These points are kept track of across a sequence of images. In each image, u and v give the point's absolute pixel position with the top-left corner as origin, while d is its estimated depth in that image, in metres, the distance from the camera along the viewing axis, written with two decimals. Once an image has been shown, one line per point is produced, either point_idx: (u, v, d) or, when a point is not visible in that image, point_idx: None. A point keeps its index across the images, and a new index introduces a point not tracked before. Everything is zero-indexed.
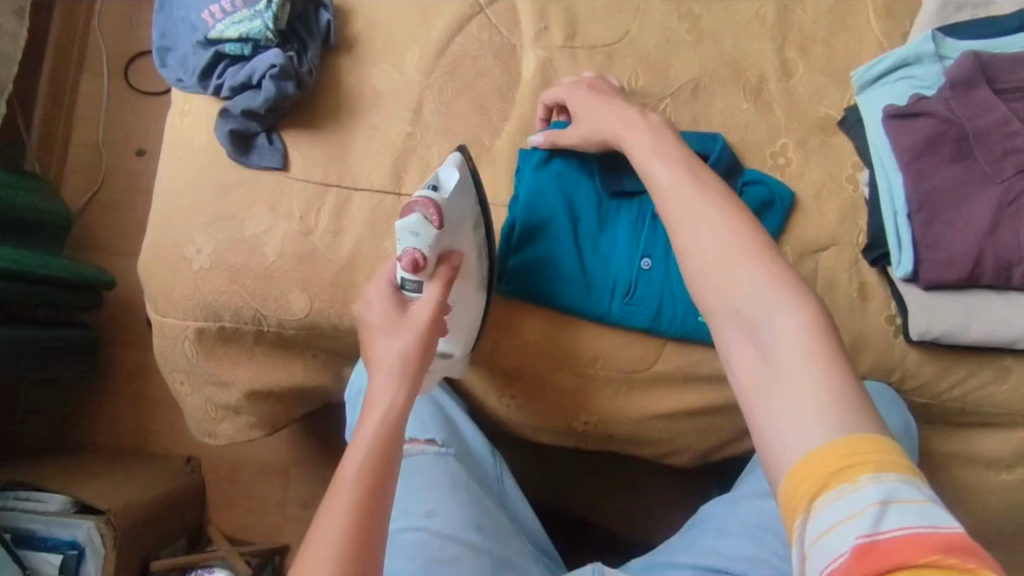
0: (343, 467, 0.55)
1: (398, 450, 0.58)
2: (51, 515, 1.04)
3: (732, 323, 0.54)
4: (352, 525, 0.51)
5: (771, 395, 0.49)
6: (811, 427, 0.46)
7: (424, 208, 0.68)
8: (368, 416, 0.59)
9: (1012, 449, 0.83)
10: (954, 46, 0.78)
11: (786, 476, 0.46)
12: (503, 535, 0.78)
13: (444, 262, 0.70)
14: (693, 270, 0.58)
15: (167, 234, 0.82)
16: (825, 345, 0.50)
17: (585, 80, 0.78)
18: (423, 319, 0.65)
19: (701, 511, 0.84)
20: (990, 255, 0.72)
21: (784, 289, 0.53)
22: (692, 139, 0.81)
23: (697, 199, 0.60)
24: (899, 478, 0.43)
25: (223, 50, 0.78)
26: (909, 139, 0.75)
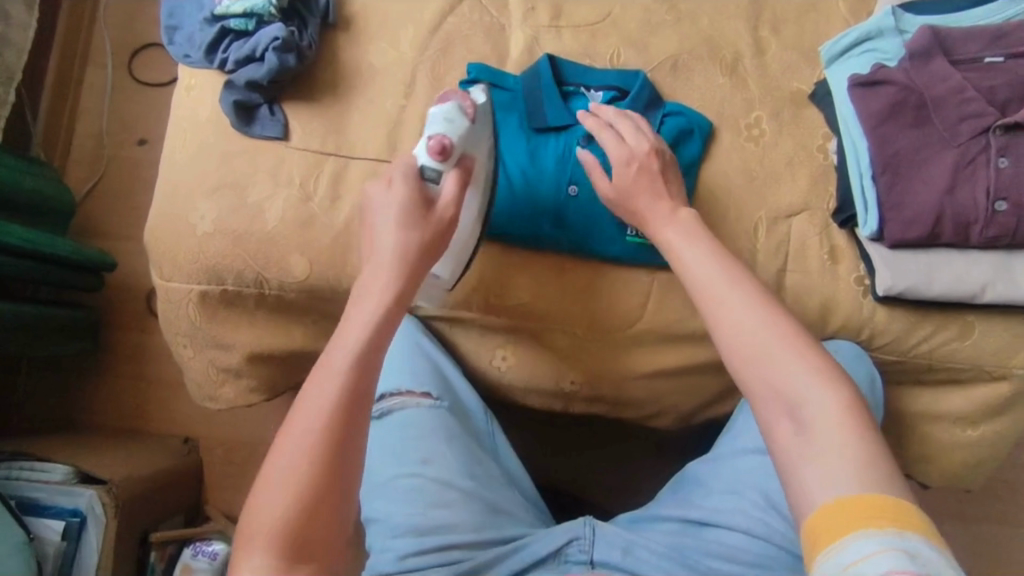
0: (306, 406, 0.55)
1: (366, 401, 0.57)
2: (54, 483, 1.07)
3: (776, 403, 0.54)
4: (309, 472, 0.53)
5: (808, 463, 0.51)
6: (846, 484, 0.49)
7: (461, 100, 0.77)
8: (333, 367, 0.58)
9: (976, 404, 0.87)
10: (912, 21, 0.83)
11: (812, 519, 0.49)
12: (495, 484, 0.83)
13: (465, 159, 0.74)
14: (735, 349, 0.57)
15: (172, 201, 0.86)
16: (855, 415, 0.53)
17: (638, 149, 0.74)
18: (444, 221, 0.70)
19: (685, 469, 0.88)
20: (949, 214, 0.77)
21: (818, 365, 0.55)
22: (615, 76, 0.87)
23: (735, 289, 0.60)
24: (925, 538, 0.46)
25: (228, 25, 0.83)
26: (872, 106, 0.80)
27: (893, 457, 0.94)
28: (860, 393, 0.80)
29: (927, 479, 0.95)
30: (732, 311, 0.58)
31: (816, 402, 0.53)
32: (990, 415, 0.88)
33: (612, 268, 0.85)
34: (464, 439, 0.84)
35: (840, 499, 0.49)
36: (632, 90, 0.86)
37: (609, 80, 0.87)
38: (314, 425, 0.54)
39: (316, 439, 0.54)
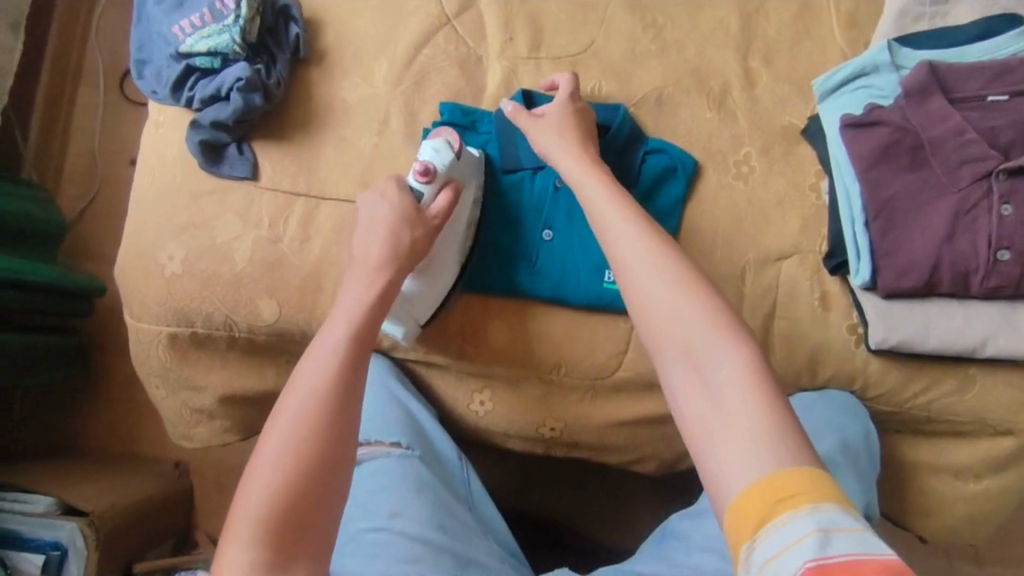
0: (282, 404, 0.59)
1: (343, 388, 0.60)
2: (35, 516, 1.06)
3: (685, 364, 0.54)
4: (283, 473, 0.54)
5: (711, 437, 0.50)
6: (754, 459, 0.47)
7: (452, 136, 0.77)
8: (308, 364, 0.62)
9: (978, 457, 0.82)
10: (910, 55, 0.78)
11: (728, 506, 0.47)
12: (469, 535, 0.77)
13: (452, 180, 0.77)
14: (647, 324, 0.57)
15: (141, 241, 0.84)
16: (762, 385, 0.51)
17: (389, 198, 0.74)
18: (408, 238, 0.72)
19: (667, 523, 0.84)
20: (947, 263, 0.72)
21: (725, 332, 0.54)
22: (595, 109, 0.83)
23: (650, 251, 0.60)
24: (836, 508, 0.44)
25: (193, 63, 0.81)
26: (865, 148, 0.75)
27: (891, 509, 0.89)
28: (856, 454, 0.76)
29: (925, 532, 0.90)
30: (644, 282, 0.58)
31: (722, 370, 0.52)
32: (993, 469, 0.83)
33: (591, 314, 0.82)
34: (436, 488, 0.80)
35: (753, 478, 0.46)
36: (612, 125, 0.82)
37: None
38: (281, 469, 0.54)
39: (293, 430, 0.56)
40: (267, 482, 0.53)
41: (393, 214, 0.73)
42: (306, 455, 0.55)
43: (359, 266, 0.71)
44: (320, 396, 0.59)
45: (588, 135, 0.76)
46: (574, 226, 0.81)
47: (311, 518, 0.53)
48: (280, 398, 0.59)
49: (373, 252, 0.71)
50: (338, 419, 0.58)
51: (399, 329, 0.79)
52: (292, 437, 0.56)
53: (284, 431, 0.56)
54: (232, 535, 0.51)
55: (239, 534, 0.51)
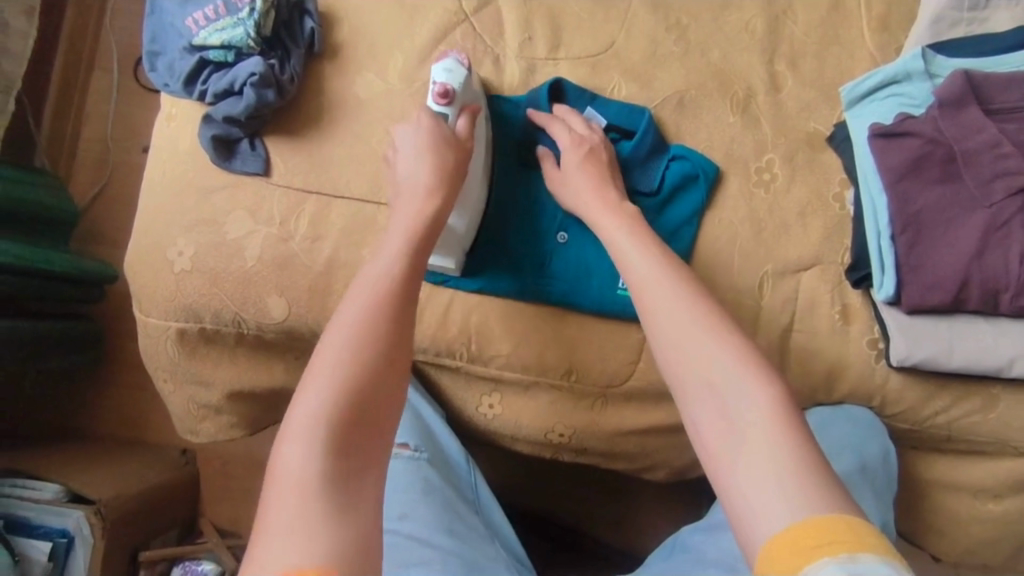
0: (340, 315, 0.57)
1: (400, 309, 0.59)
2: (43, 503, 1.07)
3: (705, 395, 0.53)
4: (343, 382, 0.52)
5: (736, 476, 0.48)
6: (784, 502, 0.45)
7: (457, 57, 0.76)
8: (363, 279, 0.60)
9: (999, 479, 0.80)
10: (945, 63, 0.75)
11: (760, 555, 0.44)
12: (477, 540, 0.75)
13: (467, 104, 0.76)
14: (665, 351, 0.56)
15: (151, 235, 0.83)
16: (788, 422, 0.50)
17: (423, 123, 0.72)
18: (450, 159, 0.70)
19: (676, 536, 0.82)
20: (975, 281, 0.70)
21: (750, 366, 0.53)
22: (618, 112, 0.82)
23: (667, 281, 0.59)
24: (873, 558, 0.41)
25: (207, 57, 0.79)
26: (895, 159, 0.73)
27: (905, 527, 0.87)
28: (868, 473, 0.74)
29: (940, 553, 0.88)
30: (665, 315, 0.57)
31: (744, 401, 0.51)
32: (1014, 491, 0.81)
33: (605, 321, 0.80)
34: (444, 491, 0.78)
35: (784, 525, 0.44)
36: (636, 132, 0.81)
37: (613, 117, 0.82)
38: (342, 375, 0.52)
39: (351, 341, 0.55)
40: (330, 385, 0.52)
41: (431, 134, 0.71)
42: (363, 363, 0.54)
43: (407, 191, 0.70)
44: (382, 305, 0.58)
45: (605, 164, 0.76)
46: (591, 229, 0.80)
47: (365, 427, 0.51)
48: (334, 313, 0.58)
49: (421, 167, 0.70)
50: (391, 333, 0.56)
51: (449, 260, 0.78)
52: (354, 343, 0.54)
53: (338, 342, 0.55)
54: (289, 436, 0.49)
55: (295, 437, 0.49)
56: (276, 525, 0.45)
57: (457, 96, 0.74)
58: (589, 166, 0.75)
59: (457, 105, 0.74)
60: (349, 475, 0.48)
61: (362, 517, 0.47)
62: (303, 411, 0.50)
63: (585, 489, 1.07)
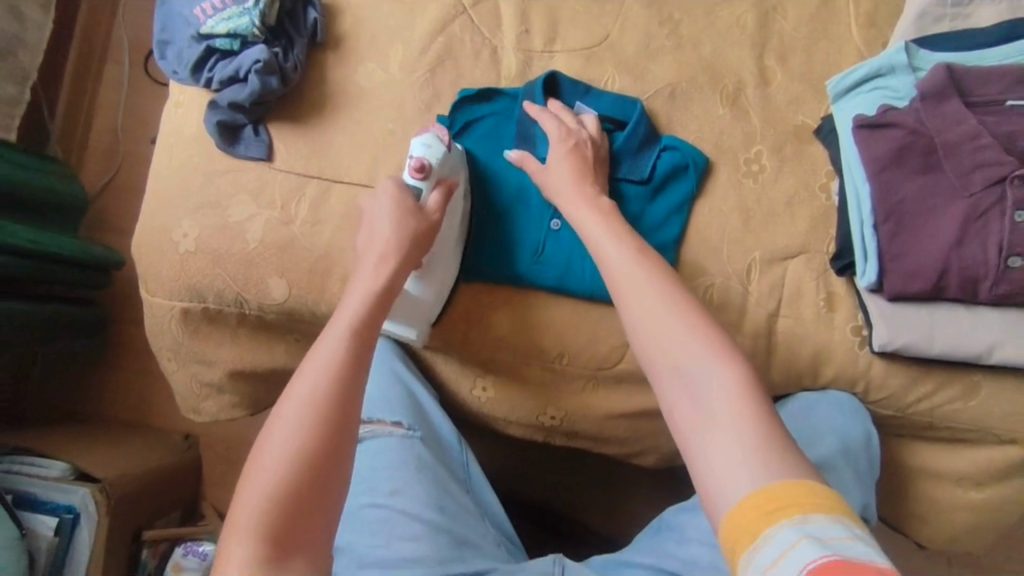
0: (291, 391, 0.58)
1: (352, 383, 0.59)
2: (50, 480, 1.10)
3: (675, 379, 0.55)
4: (289, 468, 0.53)
5: (705, 452, 0.51)
6: (748, 473, 0.48)
7: (440, 129, 0.77)
8: (316, 351, 0.61)
9: (982, 466, 0.82)
10: (928, 57, 0.77)
11: (724, 523, 0.47)
12: (466, 518, 0.77)
13: (444, 177, 0.77)
14: (639, 335, 0.58)
15: (157, 217, 0.86)
16: (755, 401, 0.52)
17: (391, 195, 0.74)
18: (411, 227, 0.72)
19: (662, 517, 0.84)
20: (955, 269, 0.71)
21: (718, 350, 0.55)
22: (612, 103, 0.84)
23: (640, 272, 0.61)
24: (828, 518, 0.44)
25: (213, 45, 0.82)
26: (878, 149, 0.75)
27: (890, 514, 0.89)
28: (853, 457, 0.75)
29: (924, 540, 0.89)
30: (640, 306, 0.59)
31: (713, 384, 0.53)
32: (996, 478, 0.82)
33: (596, 306, 0.82)
34: (436, 469, 0.80)
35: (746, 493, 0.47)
36: (629, 122, 0.83)
37: (606, 108, 0.84)
38: (283, 464, 0.53)
39: (298, 422, 0.56)
40: (274, 472, 0.53)
41: (395, 211, 0.73)
42: (305, 448, 0.54)
43: (366, 257, 0.71)
44: (331, 381, 0.58)
45: (590, 161, 0.77)
46: None
47: (308, 512, 0.53)
48: (287, 385, 0.59)
49: (381, 240, 0.71)
50: (334, 417, 0.57)
51: (411, 331, 0.83)
52: (300, 425, 0.55)
53: (282, 428, 0.55)
54: (234, 531, 0.50)
55: (239, 531, 0.50)
56: None
57: (434, 173, 0.75)
58: (576, 163, 0.75)
59: (433, 185, 0.75)
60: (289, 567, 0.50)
61: None
62: (244, 509, 0.51)
63: (578, 475, 1.09)
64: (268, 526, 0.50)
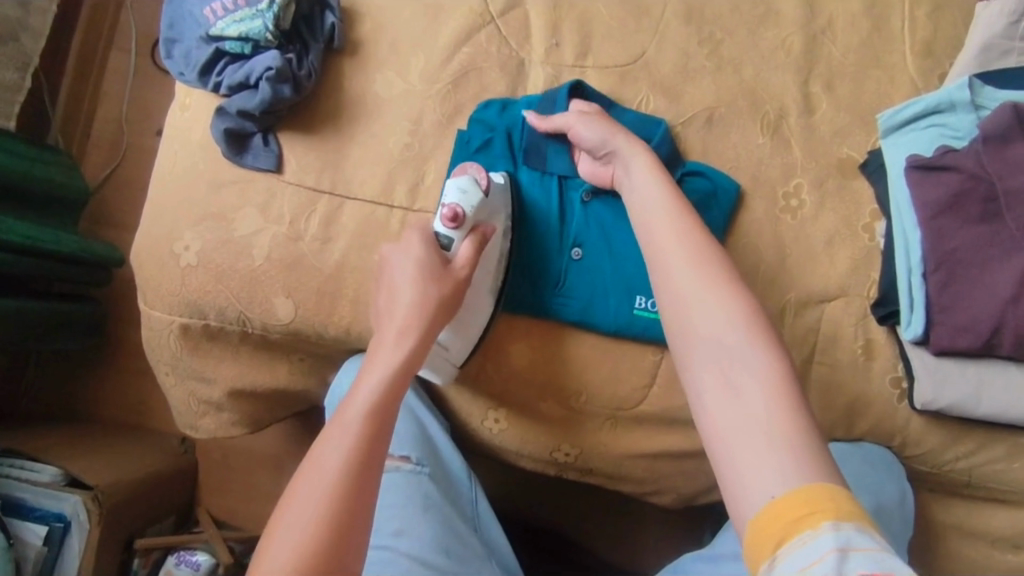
0: (308, 461, 0.53)
1: (374, 453, 0.55)
2: (41, 485, 1.06)
3: (713, 372, 0.51)
4: (304, 549, 0.48)
5: (738, 450, 0.46)
6: (777, 475, 0.44)
7: (477, 172, 0.71)
8: (337, 418, 0.57)
9: (1019, 528, 0.77)
10: (992, 94, 0.72)
11: (748, 530, 0.43)
12: (473, 561, 0.73)
13: (481, 224, 0.72)
14: (676, 321, 0.54)
15: (159, 227, 0.82)
16: (795, 399, 0.48)
17: (415, 250, 0.68)
18: (433, 292, 0.66)
19: (677, 563, 0.79)
20: (1010, 326, 0.67)
21: (760, 341, 0.50)
22: (635, 121, 0.78)
23: (687, 249, 0.57)
24: (854, 525, 0.40)
25: (223, 48, 0.78)
26: (931, 193, 0.70)
27: None
28: (889, 518, 0.70)
29: None
30: (689, 300, 0.54)
31: (758, 384, 0.48)
32: None
33: (618, 341, 0.78)
34: (442, 507, 0.75)
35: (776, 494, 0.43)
36: (652, 140, 0.77)
37: (628, 123, 0.78)
38: (292, 560, 0.47)
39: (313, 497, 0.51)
40: (286, 556, 0.48)
41: (418, 262, 0.67)
42: (325, 543, 0.48)
43: (386, 321, 0.66)
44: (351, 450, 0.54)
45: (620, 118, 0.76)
46: (608, 244, 0.77)
47: None
48: (304, 457, 0.54)
49: (402, 303, 0.66)
50: (353, 509, 0.51)
51: (438, 376, 0.78)
52: (314, 500, 0.50)
53: (300, 516, 0.50)
54: None
55: None
56: None
57: (467, 222, 0.70)
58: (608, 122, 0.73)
59: (466, 235, 0.70)
60: None
61: None
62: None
63: (587, 506, 1.05)
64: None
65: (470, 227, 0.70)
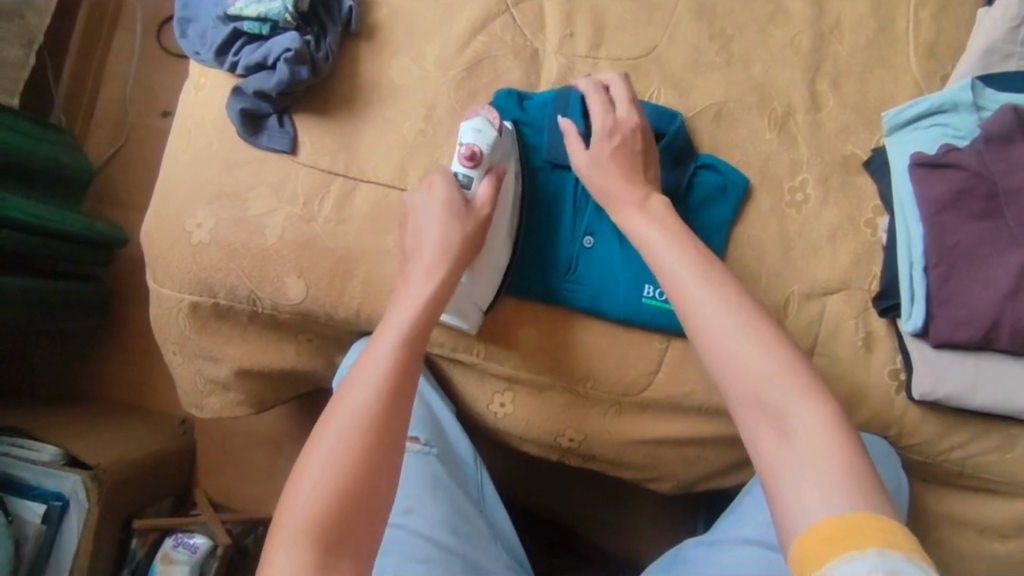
0: (339, 398, 0.57)
1: (401, 393, 0.58)
2: (40, 465, 1.06)
3: (759, 411, 0.54)
4: (337, 475, 0.51)
5: (789, 479, 0.50)
6: (828, 504, 0.47)
7: (489, 113, 0.74)
8: (366, 361, 0.60)
9: (1007, 519, 0.80)
10: (994, 97, 0.74)
11: (796, 546, 0.46)
12: (480, 541, 0.74)
13: (495, 165, 0.75)
14: (719, 359, 0.56)
15: (170, 205, 0.82)
16: (844, 437, 0.52)
17: (438, 189, 0.72)
18: (456, 234, 0.70)
19: (678, 548, 0.81)
20: (1007, 320, 0.69)
21: (802, 383, 0.54)
22: (651, 114, 0.80)
23: (725, 292, 0.59)
24: (901, 555, 0.43)
25: (241, 28, 0.78)
26: (934, 190, 0.72)
27: None
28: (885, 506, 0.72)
29: None
30: (730, 339, 0.56)
31: (807, 423, 0.52)
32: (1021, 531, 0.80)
33: (625, 329, 0.79)
34: (449, 488, 0.76)
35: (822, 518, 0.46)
36: (668, 133, 0.79)
37: (647, 115, 0.80)
38: (326, 484, 0.51)
39: (344, 429, 0.54)
40: (319, 480, 0.51)
41: (443, 200, 0.71)
42: (346, 496, 0.51)
43: (413, 267, 0.70)
44: (381, 389, 0.57)
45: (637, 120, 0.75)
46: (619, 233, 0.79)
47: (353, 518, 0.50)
48: (335, 393, 0.58)
49: (428, 248, 0.70)
50: (382, 442, 0.54)
51: (462, 320, 0.78)
52: (346, 431, 0.54)
53: (315, 478, 0.51)
54: (280, 536, 0.48)
55: (287, 533, 0.48)
56: None
57: (484, 160, 0.73)
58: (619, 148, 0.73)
59: (483, 173, 0.73)
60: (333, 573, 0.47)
61: None
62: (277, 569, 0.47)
63: (586, 494, 1.06)
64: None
65: (487, 166, 0.73)
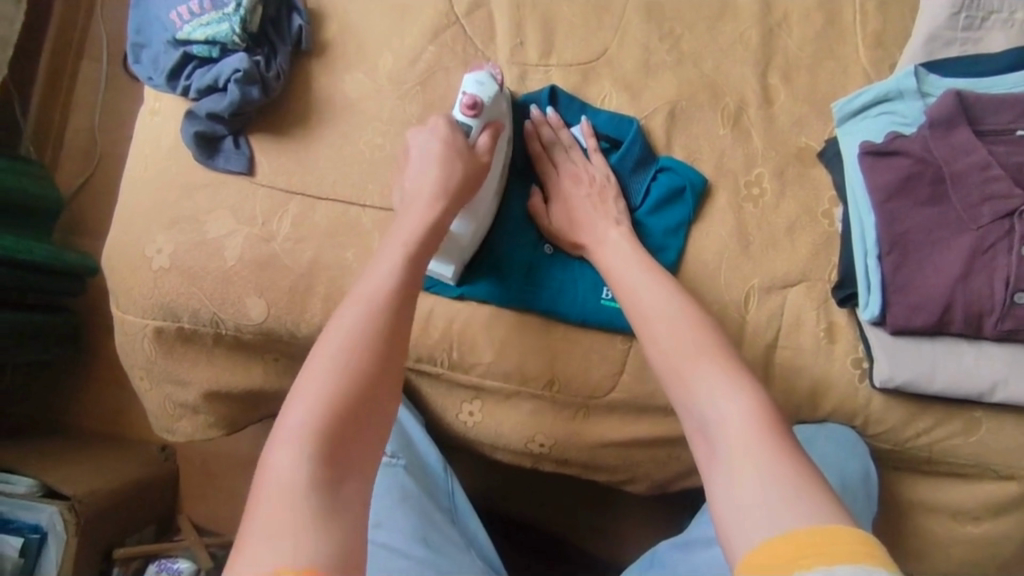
0: (342, 312, 0.58)
1: (401, 314, 0.59)
2: (16, 497, 1.05)
3: (690, 408, 0.58)
4: (336, 389, 0.53)
5: (724, 480, 0.51)
6: (769, 520, 0.46)
7: (494, 68, 0.74)
8: (366, 281, 0.61)
9: (980, 502, 0.79)
10: (937, 83, 0.75)
11: (741, 568, 0.45)
12: (451, 549, 0.74)
13: (493, 120, 0.75)
14: (655, 355, 0.63)
15: (129, 231, 0.82)
16: (771, 426, 0.53)
17: (440, 133, 0.71)
18: (456, 172, 0.69)
19: (655, 549, 0.81)
20: (960, 304, 0.69)
21: (728, 376, 0.57)
22: (606, 122, 0.81)
23: (654, 288, 0.67)
24: (850, 568, 0.40)
25: (191, 51, 0.78)
26: (883, 178, 0.73)
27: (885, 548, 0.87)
28: (849, 495, 0.72)
29: (917, 572, 0.88)
30: (658, 326, 0.64)
31: (731, 409, 0.55)
32: (993, 514, 0.80)
33: (588, 331, 0.79)
34: (419, 499, 0.76)
35: (755, 542, 0.46)
36: (624, 141, 0.80)
37: (603, 125, 0.81)
38: (327, 397, 0.52)
39: (347, 338, 0.55)
40: (317, 396, 0.52)
41: (444, 146, 0.70)
42: (346, 408, 0.52)
43: (413, 195, 0.69)
44: (382, 310, 0.58)
45: (598, 156, 0.79)
46: None
47: (352, 436, 0.52)
48: (339, 305, 0.59)
49: (429, 177, 0.69)
50: (382, 356, 0.56)
51: (449, 269, 0.77)
52: (349, 345, 0.55)
53: (309, 405, 0.52)
54: (279, 447, 0.49)
55: (287, 442, 0.50)
56: (254, 542, 0.45)
57: (486, 116, 0.73)
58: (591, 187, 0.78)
59: (483, 129, 0.74)
60: (335, 490, 0.49)
61: (342, 525, 0.47)
62: (278, 483, 0.48)
63: (567, 498, 1.06)
64: (305, 505, 0.47)
65: (488, 123, 0.74)
